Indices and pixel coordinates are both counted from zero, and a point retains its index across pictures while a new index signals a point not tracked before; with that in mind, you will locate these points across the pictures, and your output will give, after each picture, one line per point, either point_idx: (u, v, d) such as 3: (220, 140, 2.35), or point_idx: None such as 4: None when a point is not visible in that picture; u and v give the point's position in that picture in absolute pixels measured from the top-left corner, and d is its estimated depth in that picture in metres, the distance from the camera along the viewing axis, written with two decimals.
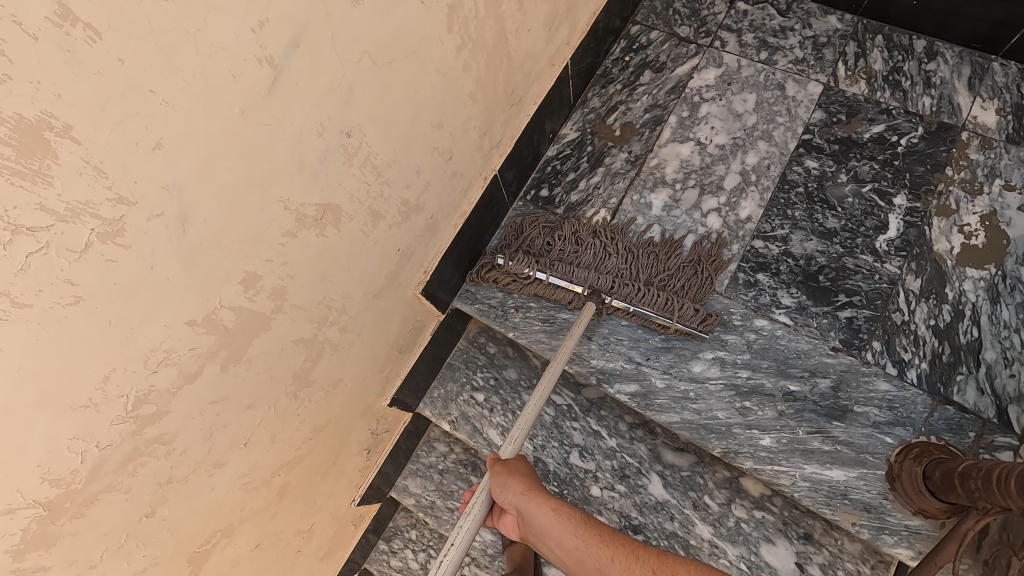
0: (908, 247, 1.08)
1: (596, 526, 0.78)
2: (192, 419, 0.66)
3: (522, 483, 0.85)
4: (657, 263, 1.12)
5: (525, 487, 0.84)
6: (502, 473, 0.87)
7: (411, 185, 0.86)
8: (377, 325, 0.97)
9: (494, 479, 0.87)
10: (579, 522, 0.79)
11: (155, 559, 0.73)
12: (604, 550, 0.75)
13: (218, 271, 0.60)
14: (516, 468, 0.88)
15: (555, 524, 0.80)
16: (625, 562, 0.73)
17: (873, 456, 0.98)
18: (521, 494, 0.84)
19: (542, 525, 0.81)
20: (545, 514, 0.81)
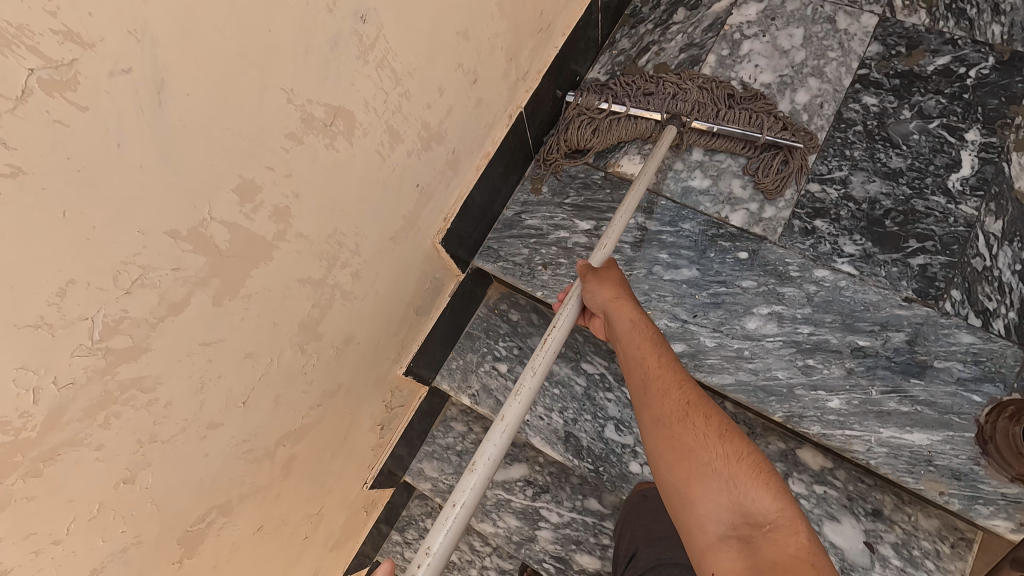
0: (984, 186, 0.96)
1: (662, 350, 0.79)
2: (178, 363, 0.55)
3: (614, 290, 0.83)
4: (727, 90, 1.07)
5: (616, 295, 0.83)
6: (596, 276, 0.86)
7: (434, 106, 0.74)
8: (394, 276, 0.86)
9: (587, 281, 0.86)
10: (650, 341, 0.79)
11: (139, 537, 0.61)
12: (656, 371, 0.76)
13: (208, 171, 0.48)
14: (610, 275, 0.86)
15: (628, 331, 0.80)
16: (671, 389, 0.74)
17: (959, 417, 0.86)
18: (610, 300, 0.83)
19: (617, 328, 0.81)
20: (624, 321, 0.81)
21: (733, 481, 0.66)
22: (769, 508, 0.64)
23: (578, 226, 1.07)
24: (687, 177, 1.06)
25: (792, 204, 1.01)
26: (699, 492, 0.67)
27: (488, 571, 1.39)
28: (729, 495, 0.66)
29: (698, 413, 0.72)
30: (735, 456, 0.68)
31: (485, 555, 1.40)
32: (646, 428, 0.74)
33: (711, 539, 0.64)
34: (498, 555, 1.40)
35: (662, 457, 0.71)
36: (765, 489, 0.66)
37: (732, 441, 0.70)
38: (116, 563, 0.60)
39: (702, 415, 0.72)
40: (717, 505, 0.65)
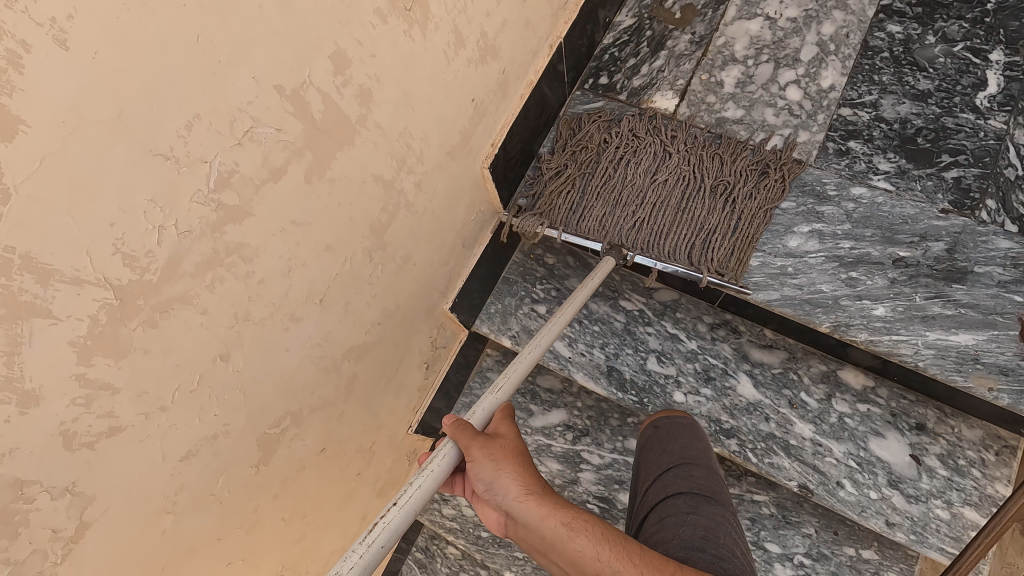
0: (1012, 101, 0.99)
1: (625, 541, 0.58)
2: (274, 238, 0.56)
3: (523, 476, 0.62)
4: (712, 168, 1.02)
5: (523, 485, 0.62)
6: (490, 459, 0.63)
7: (491, 16, 0.76)
8: (447, 197, 0.87)
9: (477, 468, 0.63)
10: (606, 538, 0.58)
11: (227, 426, 0.62)
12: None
13: (311, 29, 0.49)
14: (499, 451, 0.65)
15: (566, 540, 0.58)
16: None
17: (1003, 316, 0.89)
18: (517, 498, 0.61)
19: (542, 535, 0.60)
20: (551, 524, 0.59)
21: None
22: None
23: None
24: (719, 109, 1.08)
25: (824, 126, 1.04)
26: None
27: None
28: None
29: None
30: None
31: None
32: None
33: None
34: None
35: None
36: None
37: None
38: (206, 450, 0.60)
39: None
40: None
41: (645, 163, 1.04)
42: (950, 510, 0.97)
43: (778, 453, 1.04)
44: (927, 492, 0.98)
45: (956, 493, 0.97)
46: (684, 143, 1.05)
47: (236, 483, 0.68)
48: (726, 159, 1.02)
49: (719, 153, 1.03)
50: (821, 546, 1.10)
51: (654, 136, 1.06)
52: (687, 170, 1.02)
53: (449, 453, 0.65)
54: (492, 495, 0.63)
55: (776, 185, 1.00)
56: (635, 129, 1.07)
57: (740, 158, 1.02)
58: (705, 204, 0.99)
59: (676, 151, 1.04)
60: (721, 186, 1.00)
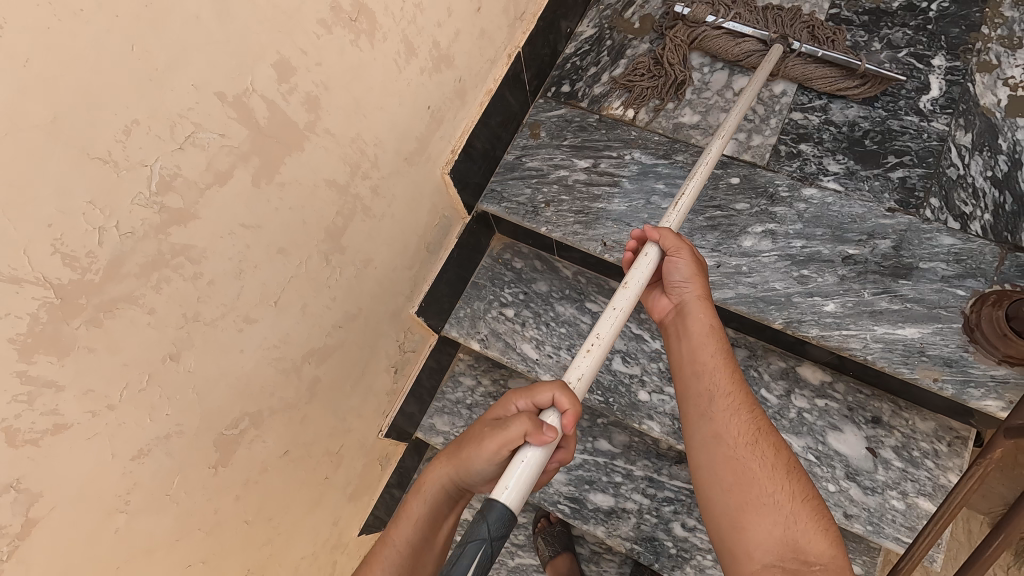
0: (953, 104, 1.03)
1: (733, 366, 0.76)
2: (222, 240, 0.58)
3: (701, 285, 0.79)
4: (780, 23, 1.08)
5: (702, 292, 0.79)
6: (691, 263, 0.78)
7: (443, 26, 0.79)
8: (407, 202, 0.89)
9: (676, 265, 0.79)
10: (725, 356, 0.76)
11: (180, 426, 0.63)
12: (725, 385, 0.74)
13: (252, 38, 0.52)
14: (701, 266, 0.81)
15: (705, 337, 0.77)
16: (741, 410, 0.72)
17: (947, 310, 0.92)
18: (693, 296, 0.79)
19: (690, 328, 0.78)
20: (701, 325, 0.77)
21: (792, 517, 0.64)
22: (822, 551, 0.62)
23: (578, 164, 1.12)
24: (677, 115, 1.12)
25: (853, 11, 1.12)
26: (752, 523, 0.66)
27: None
28: (786, 530, 0.64)
29: (766, 440, 0.70)
30: (799, 493, 0.66)
31: None
32: (700, 446, 0.73)
33: (754, 567, 0.63)
34: None
35: (719, 477, 0.70)
36: (822, 532, 0.64)
37: (797, 477, 0.68)
38: (159, 449, 0.62)
39: (770, 443, 0.70)
40: (769, 537, 0.64)
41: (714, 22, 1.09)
42: (905, 500, 0.99)
43: None
44: (883, 484, 1.01)
45: (910, 484, 1.00)
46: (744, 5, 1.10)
47: (193, 483, 0.69)
48: (786, 19, 1.09)
49: (779, 16, 1.09)
50: None
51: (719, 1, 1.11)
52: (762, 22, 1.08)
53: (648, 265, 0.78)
54: (673, 280, 0.81)
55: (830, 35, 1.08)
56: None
57: (800, 18, 1.08)
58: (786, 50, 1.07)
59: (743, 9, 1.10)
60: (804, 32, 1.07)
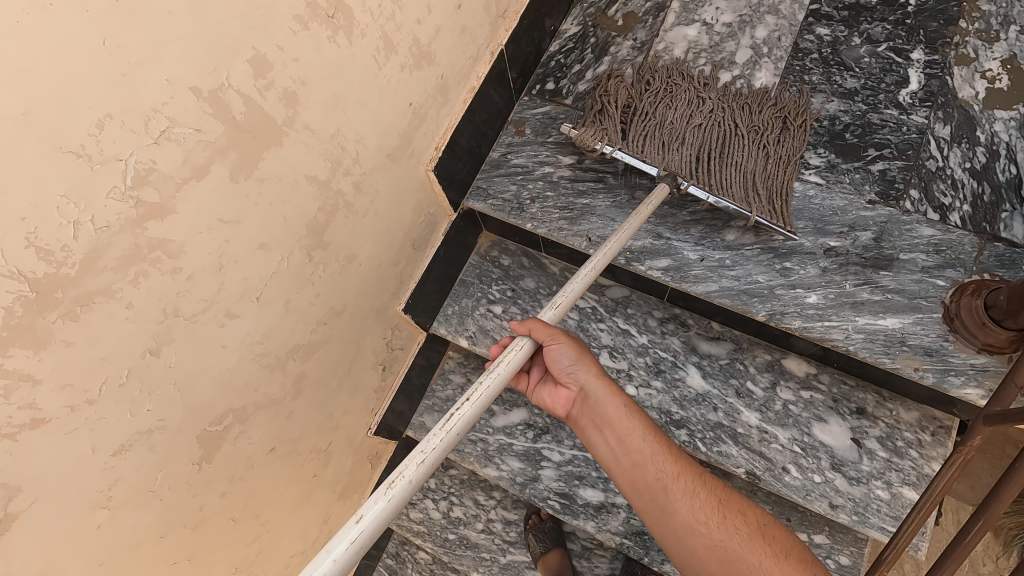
0: (932, 97, 1.04)
1: (658, 438, 0.78)
2: (200, 235, 0.58)
3: (594, 367, 0.81)
4: (746, 113, 1.04)
5: (596, 372, 0.81)
6: (574, 349, 0.80)
7: (423, 23, 0.80)
8: (391, 199, 0.90)
9: (563, 347, 0.79)
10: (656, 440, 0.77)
11: (162, 421, 0.63)
12: (668, 466, 0.75)
13: (226, 33, 0.52)
14: (579, 346, 0.81)
15: (623, 421, 0.77)
16: (691, 487, 0.73)
17: (927, 300, 0.93)
18: (590, 382, 0.80)
19: (604, 414, 0.79)
20: (615, 406, 0.78)
21: None
22: None
23: (562, 161, 1.12)
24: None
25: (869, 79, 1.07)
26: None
27: (494, 522, 1.41)
28: None
29: (732, 512, 0.72)
30: (781, 554, 0.68)
31: (490, 508, 1.41)
32: (677, 551, 0.72)
33: None
34: (503, 506, 1.41)
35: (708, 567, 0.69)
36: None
37: (771, 537, 0.71)
38: (141, 444, 0.62)
39: (733, 509, 0.73)
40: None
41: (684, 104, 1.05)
42: (890, 490, 1.00)
43: (727, 441, 1.07)
44: (868, 474, 1.01)
45: (895, 473, 1.01)
46: (717, 91, 1.07)
47: (176, 480, 0.69)
48: (754, 107, 1.05)
49: (747, 102, 1.06)
50: None
51: (683, 101, 1.05)
52: (725, 114, 1.04)
53: (518, 355, 0.70)
54: (563, 367, 0.81)
55: (798, 133, 1.03)
56: (659, 100, 1.04)
57: (768, 107, 1.05)
58: (744, 139, 1.01)
59: (703, 109, 1.05)
60: (760, 125, 1.03)
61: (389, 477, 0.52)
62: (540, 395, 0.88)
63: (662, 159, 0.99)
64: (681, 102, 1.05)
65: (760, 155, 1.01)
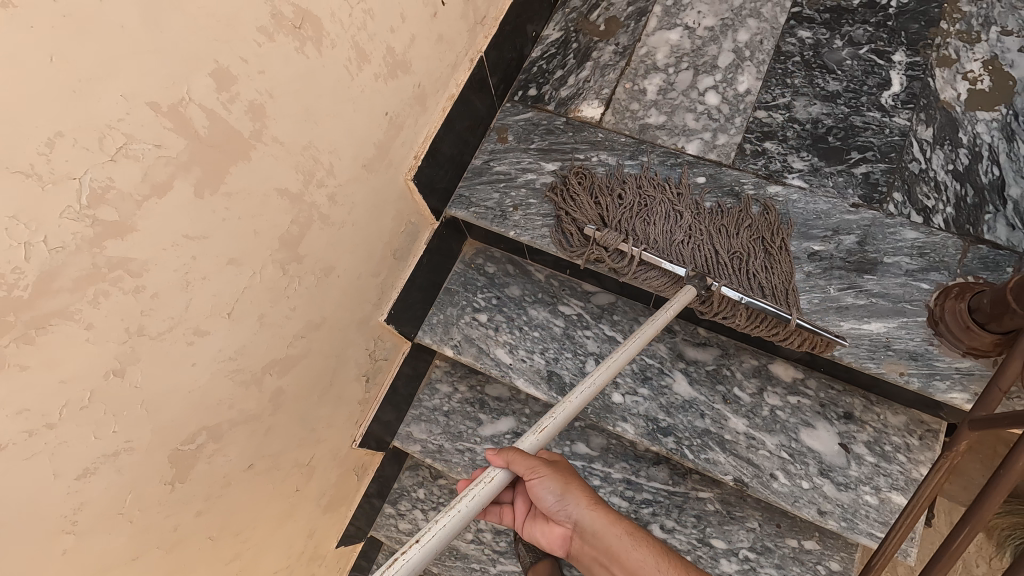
0: (914, 99, 1.03)
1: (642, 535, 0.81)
2: (164, 252, 0.57)
3: (581, 490, 0.82)
4: (725, 237, 0.99)
5: (584, 498, 0.82)
6: (559, 479, 0.81)
7: (397, 32, 0.79)
8: (369, 210, 0.89)
9: (549, 488, 0.80)
10: (657, 553, 0.78)
11: (129, 442, 0.62)
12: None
13: (185, 47, 0.51)
14: (559, 466, 0.83)
15: (615, 538, 0.79)
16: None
17: (911, 304, 0.92)
18: (585, 511, 0.81)
19: (610, 547, 0.80)
20: (618, 536, 0.79)
21: None
22: None
23: (545, 167, 1.11)
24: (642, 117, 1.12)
25: (864, 179, 1.00)
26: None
27: (484, 532, 1.39)
28: None
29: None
30: None
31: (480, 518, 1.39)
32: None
33: None
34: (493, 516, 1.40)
35: None
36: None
37: None
38: (107, 466, 0.60)
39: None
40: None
41: (662, 220, 1.02)
42: (878, 496, 0.99)
43: (714, 448, 1.06)
44: (856, 479, 1.01)
45: (883, 478, 1.00)
46: (688, 205, 1.03)
47: (147, 501, 0.68)
48: (731, 228, 0.99)
49: (724, 223, 1.00)
50: (764, 540, 1.12)
51: (661, 217, 1.02)
52: (703, 239, 0.99)
53: (488, 488, 0.70)
54: (553, 509, 0.82)
55: (781, 252, 0.97)
56: (637, 217, 1.02)
57: (744, 224, 1.00)
58: (732, 265, 0.96)
59: (684, 228, 1.01)
60: (745, 249, 0.98)
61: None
62: (538, 535, 0.90)
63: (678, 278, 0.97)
64: (660, 214, 1.02)
65: (753, 281, 0.96)
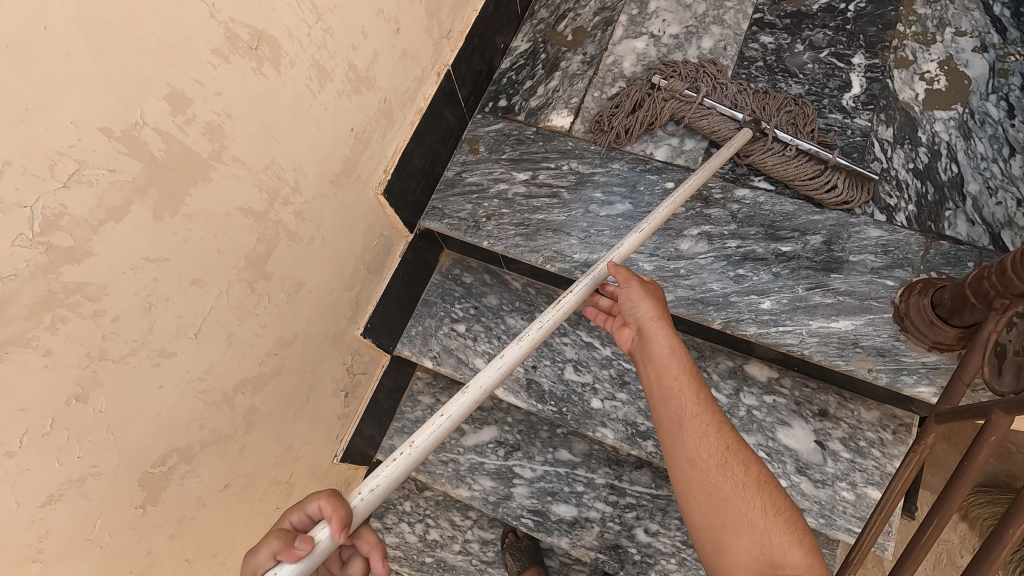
0: (874, 101, 1.06)
1: (698, 380, 0.71)
2: (123, 276, 0.57)
3: (654, 305, 0.77)
4: (766, 111, 1.04)
5: (655, 313, 0.76)
6: (641, 288, 0.78)
7: (358, 49, 0.80)
8: (338, 226, 0.89)
9: (630, 289, 0.78)
10: (690, 370, 0.71)
11: (95, 468, 0.62)
12: (689, 403, 0.69)
13: (137, 71, 0.52)
14: (649, 286, 0.80)
15: (665, 357, 0.72)
16: (706, 430, 0.67)
17: (877, 301, 0.94)
18: (650, 318, 0.76)
19: (653, 352, 0.74)
20: (662, 345, 0.73)
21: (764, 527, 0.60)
22: (801, 561, 0.57)
23: (516, 177, 1.12)
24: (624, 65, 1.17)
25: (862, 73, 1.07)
26: (735, 543, 0.60)
27: (471, 543, 1.38)
28: (762, 544, 0.59)
29: (736, 455, 0.66)
30: (772, 507, 0.61)
31: (466, 529, 1.39)
32: (678, 466, 0.67)
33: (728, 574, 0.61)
34: (479, 526, 1.39)
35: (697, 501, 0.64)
36: (798, 544, 0.59)
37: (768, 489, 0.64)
38: (72, 493, 0.60)
39: (739, 459, 0.65)
40: (752, 557, 0.59)
41: (719, 91, 1.08)
42: (854, 491, 1.01)
43: None
44: (833, 476, 1.02)
45: (859, 474, 1.01)
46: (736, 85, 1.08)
47: (117, 525, 0.67)
48: (772, 103, 1.05)
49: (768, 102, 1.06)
50: None
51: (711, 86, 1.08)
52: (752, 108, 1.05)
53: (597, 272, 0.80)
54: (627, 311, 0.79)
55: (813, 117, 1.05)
56: (700, 83, 1.08)
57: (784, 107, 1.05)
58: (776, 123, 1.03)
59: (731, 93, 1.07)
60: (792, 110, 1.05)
61: (521, 333, 0.70)
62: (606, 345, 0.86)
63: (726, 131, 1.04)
64: (711, 85, 1.08)
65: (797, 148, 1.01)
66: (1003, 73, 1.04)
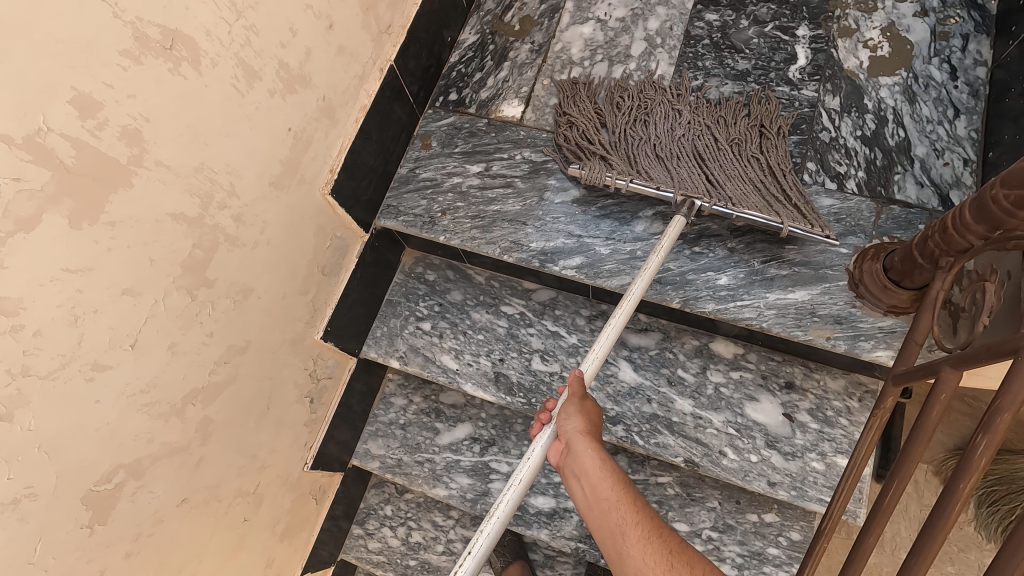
0: (820, 71, 1.05)
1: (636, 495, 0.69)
2: (41, 290, 0.56)
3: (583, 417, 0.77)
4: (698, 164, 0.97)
5: (583, 424, 0.76)
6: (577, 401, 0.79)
7: (289, 46, 0.78)
8: (285, 228, 0.88)
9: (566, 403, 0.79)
10: (623, 483, 0.70)
11: (30, 488, 0.60)
12: (628, 517, 0.67)
13: (36, 77, 0.50)
14: (587, 404, 0.80)
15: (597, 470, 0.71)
16: (649, 535, 0.64)
17: (832, 270, 0.94)
18: (580, 430, 0.76)
19: (583, 468, 0.72)
20: (591, 456, 0.73)
21: None
22: None
23: (469, 170, 1.11)
24: (594, 96, 1.08)
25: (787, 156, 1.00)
26: None
27: (454, 542, 1.32)
28: None
29: (679, 559, 0.62)
30: None
31: (449, 528, 1.32)
32: None
33: None
34: (461, 525, 1.32)
35: None
36: None
37: None
38: (7, 515, 0.59)
39: (682, 560, 0.61)
40: None
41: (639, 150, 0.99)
42: (824, 461, 1.01)
43: (663, 432, 1.06)
44: (802, 447, 1.02)
45: (828, 443, 1.01)
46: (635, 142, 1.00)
47: (62, 546, 0.66)
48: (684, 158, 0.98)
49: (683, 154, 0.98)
50: (725, 518, 1.11)
51: (646, 125, 1.02)
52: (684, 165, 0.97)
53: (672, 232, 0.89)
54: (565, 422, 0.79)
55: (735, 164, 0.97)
56: (619, 145, 1.00)
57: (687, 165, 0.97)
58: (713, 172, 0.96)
59: (663, 168, 0.97)
60: (730, 180, 0.95)
61: (625, 295, 0.84)
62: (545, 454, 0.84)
63: (675, 179, 0.95)
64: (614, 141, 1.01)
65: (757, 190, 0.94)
66: (944, 36, 1.05)
